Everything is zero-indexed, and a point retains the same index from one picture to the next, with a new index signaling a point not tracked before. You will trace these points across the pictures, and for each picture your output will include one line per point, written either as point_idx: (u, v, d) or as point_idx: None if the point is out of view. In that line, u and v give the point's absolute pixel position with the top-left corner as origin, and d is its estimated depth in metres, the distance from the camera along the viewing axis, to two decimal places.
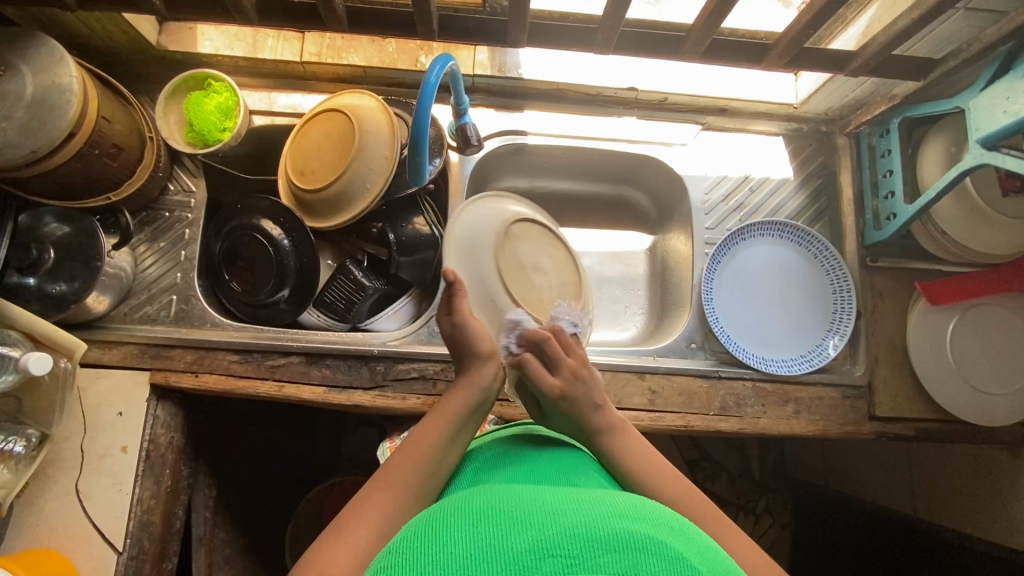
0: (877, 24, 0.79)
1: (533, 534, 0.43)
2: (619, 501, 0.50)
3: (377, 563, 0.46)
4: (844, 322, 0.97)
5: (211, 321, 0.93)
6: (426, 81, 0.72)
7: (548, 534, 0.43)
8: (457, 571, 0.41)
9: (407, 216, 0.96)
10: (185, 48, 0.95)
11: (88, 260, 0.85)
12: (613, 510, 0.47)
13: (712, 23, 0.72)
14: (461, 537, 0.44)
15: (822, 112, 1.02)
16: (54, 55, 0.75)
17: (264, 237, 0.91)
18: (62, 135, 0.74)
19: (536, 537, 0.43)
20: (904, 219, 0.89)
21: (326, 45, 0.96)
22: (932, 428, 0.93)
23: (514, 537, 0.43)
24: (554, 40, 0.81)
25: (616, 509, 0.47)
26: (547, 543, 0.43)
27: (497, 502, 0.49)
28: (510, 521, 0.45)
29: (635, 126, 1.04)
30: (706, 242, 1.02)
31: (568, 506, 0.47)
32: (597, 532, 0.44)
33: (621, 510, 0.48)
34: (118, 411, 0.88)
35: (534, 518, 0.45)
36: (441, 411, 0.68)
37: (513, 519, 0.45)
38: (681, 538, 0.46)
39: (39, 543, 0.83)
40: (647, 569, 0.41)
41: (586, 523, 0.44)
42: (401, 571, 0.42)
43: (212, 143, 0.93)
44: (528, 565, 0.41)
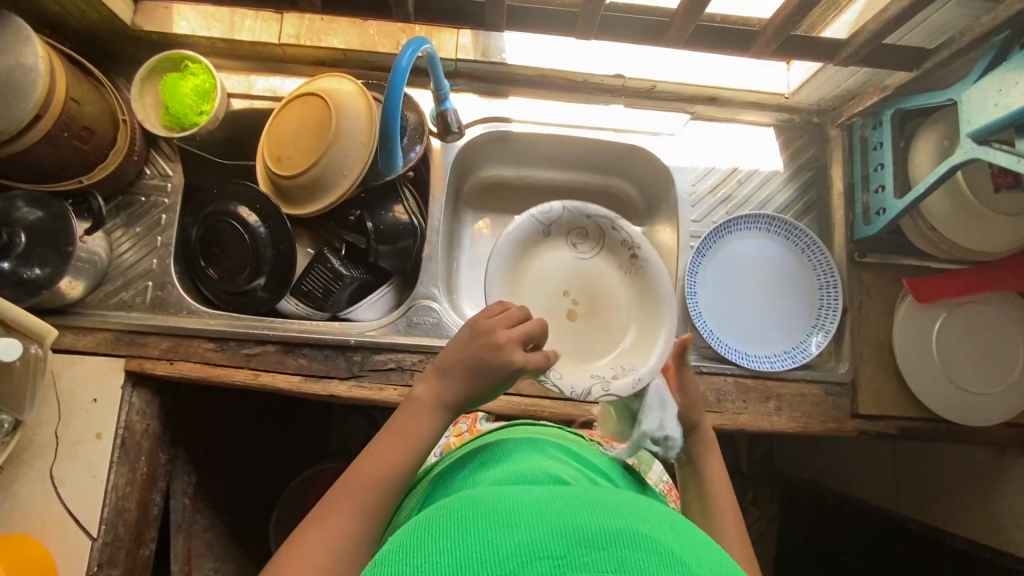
0: (869, 12, 0.76)
1: (519, 536, 0.41)
2: (613, 499, 0.47)
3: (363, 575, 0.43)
4: (829, 319, 0.95)
5: (187, 308, 0.92)
6: (397, 64, 0.70)
7: (535, 537, 0.41)
8: None
9: (387, 203, 0.94)
10: (160, 29, 0.93)
11: (59, 246, 0.84)
12: (606, 508, 0.44)
13: (697, 7, 0.70)
14: (444, 540, 0.42)
15: (814, 103, 1.00)
16: (20, 33, 0.73)
17: (240, 224, 0.90)
18: (28, 118, 0.73)
19: (523, 539, 0.41)
20: (894, 214, 0.87)
21: (305, 27, 0.94)
22: (915, 426, 0.92)
23: (499, 538, 0.41)
24: (535, 24, 0.78)
25: (605, 505, 0.45)
26: (535, 546, 0.40)
27: (484, 504, 0.46)
28: (498, 524, 0.43)
29: (623, 114, 1.01)
30: (692, 235, 1.00)
31: (556, 506, 0.45)
32: (587, 531, 0.41)
33: (611, 507, 0.45)
34: (93, 397, 0.87)
35: (522, 518, 0.43)
36: (398, 432, 0.63)
37: (499, 521, 0.43)
38: (673, 534, 0.44)
39: (15, 528, 0.83)
40: (638, 567, 0.39)
41: (574, 522, 0.42)
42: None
43: (189, 126, 0.92)
44: (514, 569, 0.39)
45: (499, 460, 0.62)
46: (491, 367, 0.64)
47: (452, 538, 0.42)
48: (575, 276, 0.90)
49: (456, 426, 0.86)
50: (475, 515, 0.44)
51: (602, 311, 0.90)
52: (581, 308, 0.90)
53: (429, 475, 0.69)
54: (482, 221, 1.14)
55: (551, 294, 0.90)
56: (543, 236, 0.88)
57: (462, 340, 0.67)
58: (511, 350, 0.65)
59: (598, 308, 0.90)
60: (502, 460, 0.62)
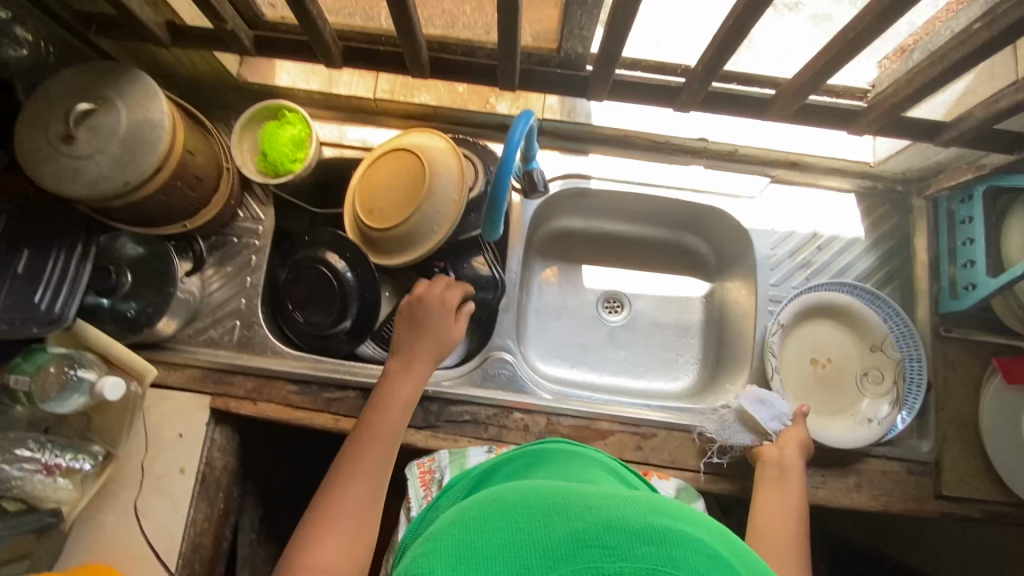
0: (974, 95, 0.77)
1: (569, 522, 0.41)
2: (660, 498, 0.45)
3: (415, 551, 0.44)
4: (913, 395, 0.92)
5: (272, 349, 0.94)
6: (510, 137, 0.73)
7: (584, 526, 0.40)
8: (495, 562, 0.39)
9: (467, 256, 0.96)
10: (263, 80, 0.97)
11: (161, 285, 0.87)
12: (654, 506, 0.43)
13: (814, 82, 0.72)
14: (491, 521, 0.42)
15: (899, 172, 0.99)
16: (148, 91, 0.76)
17: (329, 270, 0.92)
18: (152, 169, 0.76)
19: (571, 526, 0.40)
20: (985, 292, 0.85)
21: (399, 83, 0.98)
22: (1002, 512, 0.89)
23: (548, 525, 0.41)
24: (634, 95, 0.83)
25: (656, 503, 0.43)
26: (582, 533, 0.40)
27: (530, 493, 0.46)
28: (548, 510, 0.42)
29: (703, 175, 1.02)
30: (769, 299, 0.99)
31: (604, 500, 0.44)
32: (635, 523, 0.40)
33: (661, 505, 0.44)
34: (179, 432, 0.89)
35: (571, 508, 0.42)
36: (392, 400, 0.80)
37: (547, 507, 0.43)
38: (722, 542, 0.42)
39: (97, 558, 0.85)
40: (686, 564, 0.38)
41: (623, 516, 0.41)
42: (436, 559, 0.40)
43: (284, 173, 0.94)
44: (565, 556, 0.38)
45: (536, 469, 0.64)
46: (424, 312, 0.87)
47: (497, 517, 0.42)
48: (835, 357, 0.98)
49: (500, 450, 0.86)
50: (524, 500, 0.44)
51: (835, 392, 0.97)
52: (823, 372, 0.98)
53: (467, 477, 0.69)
54: (550, 269, 1.14)
55: (814, 348, 0.99)
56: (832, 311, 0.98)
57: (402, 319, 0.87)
58: (438, 287, 0.89)
59: (838, 387, 0.97)
60: (538, 470, 0.63)
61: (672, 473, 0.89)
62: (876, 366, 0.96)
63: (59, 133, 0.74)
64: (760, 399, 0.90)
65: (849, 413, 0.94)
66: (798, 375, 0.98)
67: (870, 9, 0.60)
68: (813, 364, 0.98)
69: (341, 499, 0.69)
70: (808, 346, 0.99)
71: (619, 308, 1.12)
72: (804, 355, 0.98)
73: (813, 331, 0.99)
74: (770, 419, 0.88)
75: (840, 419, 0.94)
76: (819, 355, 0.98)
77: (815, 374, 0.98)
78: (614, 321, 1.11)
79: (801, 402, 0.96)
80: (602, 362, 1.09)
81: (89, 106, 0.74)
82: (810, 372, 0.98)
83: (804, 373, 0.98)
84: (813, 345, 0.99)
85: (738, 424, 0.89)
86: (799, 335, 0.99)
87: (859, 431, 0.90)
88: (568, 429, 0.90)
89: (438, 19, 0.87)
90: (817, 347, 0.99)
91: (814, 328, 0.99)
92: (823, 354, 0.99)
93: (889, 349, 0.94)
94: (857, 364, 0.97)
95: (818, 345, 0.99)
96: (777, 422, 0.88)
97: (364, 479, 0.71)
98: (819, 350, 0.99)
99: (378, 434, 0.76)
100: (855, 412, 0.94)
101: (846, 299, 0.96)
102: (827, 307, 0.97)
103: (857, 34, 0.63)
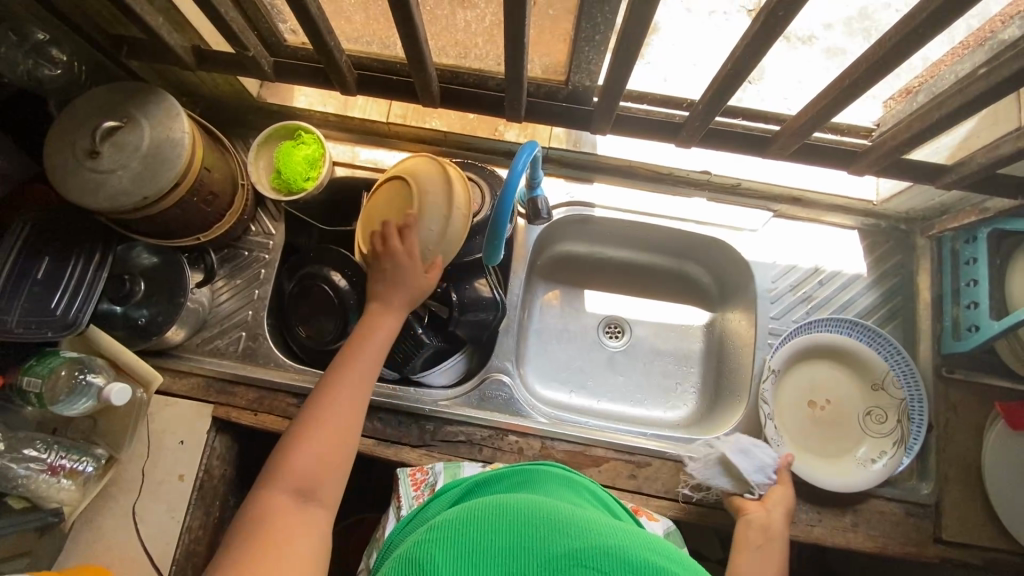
0: (975, 140, 0.78)
1: (571, 541, 0.49)
2: (652, 538, 0.54)
3: (433, 531, 0.53)
4: (913, 435, 0.89)
5: (275, 361, 0.97)
6: (513, 166, 0.75)
7: (583, 547, 0.49)
8: (503, 564, 0.48)
9: (470, 278, 0.97)
10: (282, 102, 1.02)
11: (173, 295, 0.91)
12: (647, 545, 0.51)
13: (810, 126, 0.73)
14: (504, 527, 0.51)
15: (903, 211, 1.00)
16: (172, 111, 0.80)
17: (331, 287, 0.94)
18: (170, 185, 0.79)
19: (571, 545, 0.49)
20: (989, 335, 0.85)
21: (412, 109, 1.02)
22: (1004, 559, 0.87)
23: (554, 542, 0.49)
24: (637, 128, 0.85)
25: (649, 543, 0.52)
26: (580, 552, 0.48)
27: (543, 509, 0.54)
28: (555, 527, 0.51)
29: (706, 207, 1.03)
30: (770, 331, 0.99)
31: (604, 529, 0.52)
32: (629, 556, 0.48)
33: (652, 544, 0.52)
34: (179, 439, 0.91)
35: (575, 531, 0.51)
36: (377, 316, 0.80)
37: (551, 524, 0.51)
38: None
39: (93, 560, 0.87)
40: None
41: (617, 545, 0.49)
42: (455, 548, 0.49)
43: (296, 191, 0.97)
44: (562, 568, 0.47)
45: (529, 481, 0.68)
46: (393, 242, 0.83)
47: (509, 526, 0.51)
48: (834, 398, 0.95)
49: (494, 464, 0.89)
50: (535, 515, 0.53)
51: (834, 434, 0.94)
52: (821, 413, 0.95)
53: (457, 484, 0.71)
54: (552, 293, 1.15)
55: (811, 389, 0.96)
56: (829, 351, 0.96)
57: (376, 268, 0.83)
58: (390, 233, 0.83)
59: (838, 428, 0.94)
60: (530, 481, 0.68)
61: (665, 503, 0.89)
62: (878, 406, 0.93)
63: (84, 148, 0.78)
64: (744, 449, 0.86)
65: (848, 455, 0.92)
66: (794, 415, 0.95)
67: (866, 57, 0.62)
68: (810, 405, 0.95)
69: (330, 413, 0.70)
70: (804, 386, 0.96)
71: (619, 333, 1.13)
72: (801, 396, 0.95)
73: (809, 371, 0.96)
74: (755, 474, 0.84)
75: (839, 463, 0.91)
76: (816, 396, 0.95)
77: (813, 415, 0.95)
78: (614, 346, 1.12)
79: (800, 445, 0.93)
80: (600, 387, 1.09)
81: (116, 123, 0.78)
82: (807, 413, 0.95)
83: (800, 414, 0.95)
84: (809, 385, 0.96)
85: (720, 470, 0.86)
86: (799, 374, 0.96)
87: (857, 475, 0.88)
88: (561, 454, 0.90)
89: (451, 49, 0.89)
90: (813, 388, 0.96)
91: (812, 367, 0.96)
92: (820, 395, 0.96)
93: (891, 388, 0.92)
94: (858, 405, 0.94)
95: (814, 385, 0.96)
96: (760, 475, 0.85)
97: (351, 396, 0.72)
98: (816, 391, 0.96)
99: (366, 354, 0.76)
100: (853, 455, 0.91)
101: (847, 337, 0.94)
102: (826, 347, 0.95)
103: (853, 81, 0.64)
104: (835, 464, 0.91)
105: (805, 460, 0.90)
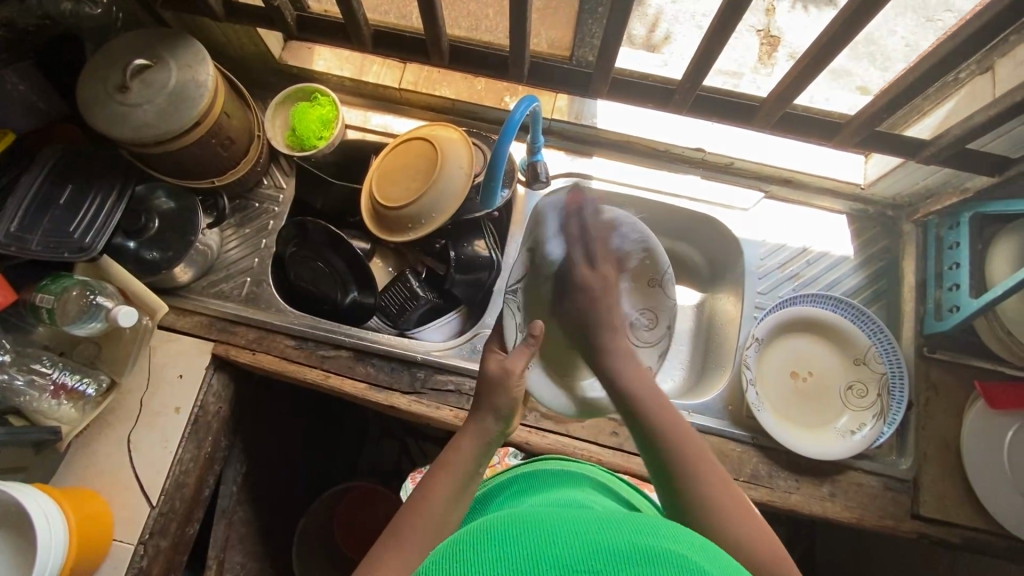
0: (954, 118, 0.81)
1: (558, 549, 0.44)
2: (641, 523, 0.50)
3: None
4: (894, 410, 0.91)
5: (276, 305, 1.00)
6: (511, 117, 0.78)
7: (571, 551, 0.44)
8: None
9: (470, 237, 1.02)
10: (301, 64, 1.08)
11: (184, 234, 0.95)
12: (635, 530, 0.47)
13: (788, 95, 0.79)
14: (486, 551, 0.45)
15: (890, 197, 1.03)
16: (199, 55, 0.85)
17: (327, 264, 1.02)
18: (191, 123, 0.84)
19: (558, 552, 0.44)
20: (968, 312, 0.87)
21: (422, 76, 1.08)
22: (980, 538, 0.87)
23: (540, 553, 0.44)
24: (632, 94, 0.91)
25: (639, 528, 0.48)
26: (571, 560, 0.43)
27: (523, 525, 0.48)
28: (539, 539, 0.46)
29: (698, 184, 1.07)
30: (756, 305, 1.02)
31: (589, 529, 0.47)
32: (618, 547, 0.44)
33: (638, 528, 0.48)
34: (179, 373, 0.94)
35: (560, 538, 0.46)
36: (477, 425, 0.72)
37: (536, 539, 0.46)
38: (695, 551, 0.47)
39: (86, 483, 0.89)
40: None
41: (605, 541, 0.45)
42: None
43: (308, 147, 1.02)
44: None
45: (524, 494, 0.66)
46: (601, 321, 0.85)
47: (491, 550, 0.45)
48: (816, 371, 0.97)
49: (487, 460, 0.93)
50: (517, 531, 0.47)
51: (815, 405, 0.95)
52: (800, 385, 0.97)
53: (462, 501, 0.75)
54: None
55: (793, 361, 0.98)
56: (813, 325, 0.98)
57: (484, 381, 0.74)
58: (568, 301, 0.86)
59: (820, 400, 0.96)
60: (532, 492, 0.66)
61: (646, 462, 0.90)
62: (859, 381, 0.95)
63: (115, 83, 0.84)
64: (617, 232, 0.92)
65: (829, 426, 0.93)
66: (775, 385, 0.96)
67: (835, 22, 0.67)
68: (790, 376, 0.97)
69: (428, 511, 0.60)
70: (785, 357, 0.98)
71: None
72: (781, 367, 0.97)
73: (789, 342, 0.98)
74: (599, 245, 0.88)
75: (822, 432, 0.93)
76: (796, 366, 0.98)
77: (795, 387, 0.97)
78: None
79: (782, 414, 0.95)
80: None
81: (146, 62, 0.84)
82: (787, 383, 0.97)
83: (780, 384, 0.97)
84: (790, 356, 0.98)
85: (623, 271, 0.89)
86: (784, 347, 0.98)
87: (838, 445, 0.90)
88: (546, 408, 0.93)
89: (462, 20, 0.96)
90: (794, 360, 0.98)
91: (795, 340, 0.99)
92: (801, 365, 0.98)
93: (872, 362, 0.94)
94: (839, 379, 0.96)
95: (794, 357, 0.98)
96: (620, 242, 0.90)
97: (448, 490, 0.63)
98: (796, 361, 0.98)
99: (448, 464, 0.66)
100: (834, 426, 0.93)
101: (830, 313, 0.97)
102: (811, 321, 0.98)
103: (825, 45, 0.70)
104: (815, 432, 0.93)
105: (786, 428, 0.92)
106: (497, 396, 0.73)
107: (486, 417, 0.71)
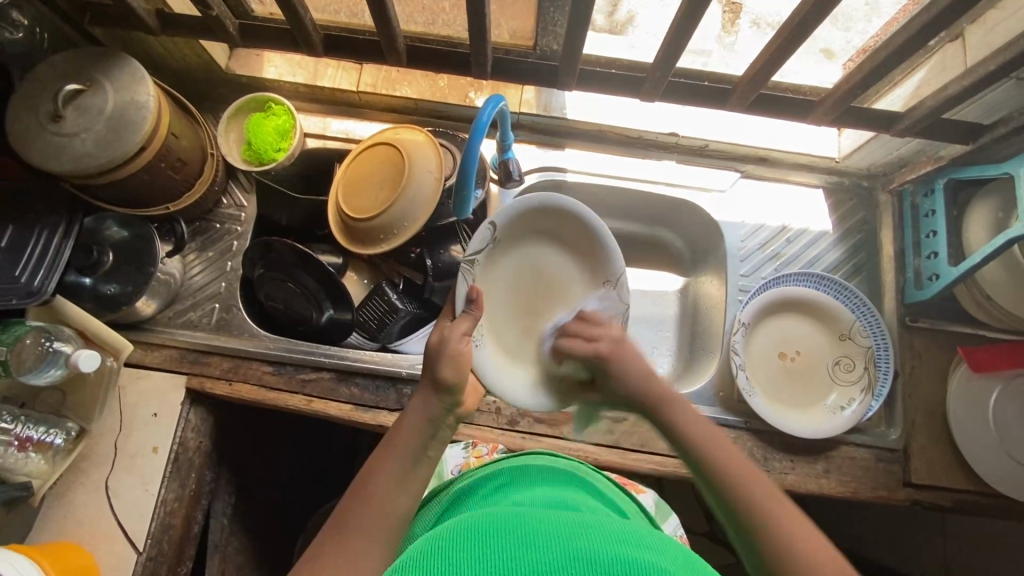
0: (926, 87, 0.81)
1: (539, 555, 0.41)
2: (629, 530, 0.47)
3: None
4: (881, 382, 0.92)
5: (248, 331, 0.96)
6: (478, 119, 0.72)
7: (551, 558, 0.41)
8: None
9: (444, 243, 1.00)
10: (250, 72, 1.01)
11: (142, 265, 0.89)
12: (620, 538, 0.45)
13: (759, 78, 0.78)
14: (455, 552, 0.42)
15: (864, 167, 1.02)
16: (135, 75, 0.79)
17: (297, 284, 0.96)
18: (135, 149, 0.78)
19: (536, 561, 0.41)
20: (948, 280, 0.87)
21: (381, 77, 1.03)
22: (968, 500, 0.89)
23: (516, 558, 0.41)
24: (601, 84, 0.87)
25: (629, 538, 0.45)
26: (554, 564, 0.40)
27: (495, 525, 0.46)
28: (516, 544, 0.43)
29: (674, 169, 1.05)
30: (740, 289, 1.01)
31: (568, 532, 0.45)
32: (604, 557, 0.41)
33: (623, 536, 0.45)
34: (153, 412, 0.90)
35: (539, 542, 0.43)
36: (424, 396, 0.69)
37: (514, 543, 0.43)
38: (683, 564, 0.44)
39: (65, 535, 0.85)
40: None
41: (586, 547, 0.42)
42: None
43: (267, 162, 0.96)
44: None
45: (507, 488, 0.62)
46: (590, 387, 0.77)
47: (460, 552, 0.42)
48: (803, 352, 0.98)
49: (476, 448, 0.88)
50: (493, 530, 0.45)
51: (804, 385, 0.96)
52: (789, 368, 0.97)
53: (445, 489, 0.69)
54: None
55: (780, 343, 0.98)
56: (797, 306, 0.98)
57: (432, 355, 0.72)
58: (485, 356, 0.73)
59: (808, 376, 0.97)
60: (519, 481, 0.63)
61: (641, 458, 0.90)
62: (846, 355, 0.96)
63: (47, 112, 0.77)
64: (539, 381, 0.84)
65: (819, 404, 0.94)
66: (762, 374, 0.96)
67: (806, 4, 0.65)
68: (779, 360, 0.98)
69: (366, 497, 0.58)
70: (774, 345, 0.98)
71: None
72: (766, 353, 0.97)
73: (773, 326, 0.98)
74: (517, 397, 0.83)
75: (817, 415, 0.92)
76: (785, 351, 0.98)
77: (784, 368, 0.97)
78: None
79: (771, 394, 0.95)
80: None
81: (78, 86, 0.78)
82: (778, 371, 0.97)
83: (767, 375, 0.97)
84: (778, 344, 0.98)
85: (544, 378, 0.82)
86: (771, 327, 0.98)
87: (830, 422, 0.90)
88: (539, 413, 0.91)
89: (418, 15, 0.91)
90: (782, 348, 0.98)
91: (778, 321, 0.99)
92: (789, 350, 0.98)
93: (857, 336, 0.95)
94: (826, 355, 0.97)
95: (783, 343, 0.98)
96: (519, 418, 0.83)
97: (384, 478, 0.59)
98: (789, 343, 0.98)
99: (397, 442, 0.64)
100: (825, 404, 0.94)
101: (813, 290, 0.97)
102: (795, 300, 0.98)
103: (798, 24, 0.68)
104: (810, 418, 0.92)
105: (777, 410, 0.92)
106: (440, 365, 0.71)
107: (432, 391, 0.69)
